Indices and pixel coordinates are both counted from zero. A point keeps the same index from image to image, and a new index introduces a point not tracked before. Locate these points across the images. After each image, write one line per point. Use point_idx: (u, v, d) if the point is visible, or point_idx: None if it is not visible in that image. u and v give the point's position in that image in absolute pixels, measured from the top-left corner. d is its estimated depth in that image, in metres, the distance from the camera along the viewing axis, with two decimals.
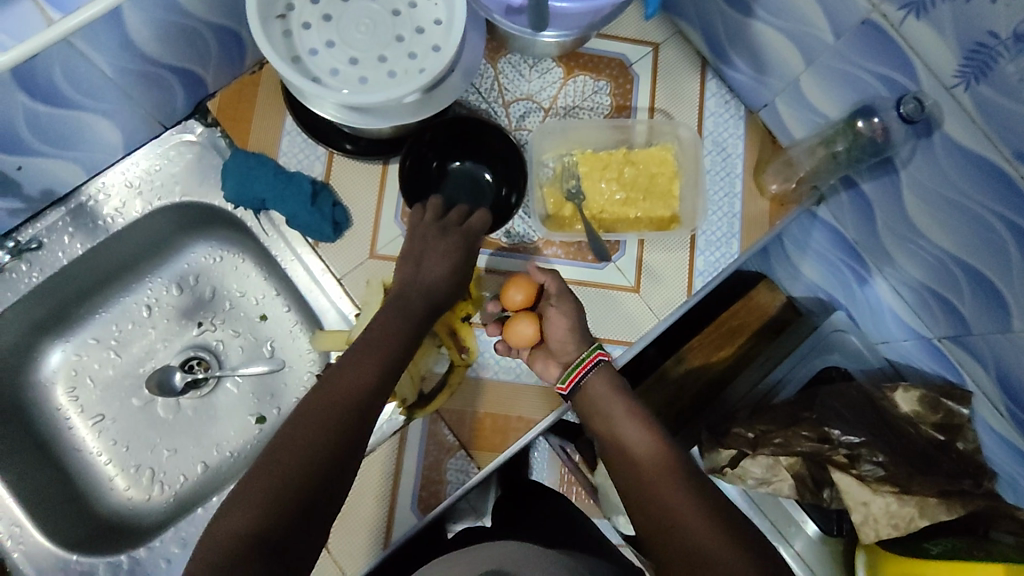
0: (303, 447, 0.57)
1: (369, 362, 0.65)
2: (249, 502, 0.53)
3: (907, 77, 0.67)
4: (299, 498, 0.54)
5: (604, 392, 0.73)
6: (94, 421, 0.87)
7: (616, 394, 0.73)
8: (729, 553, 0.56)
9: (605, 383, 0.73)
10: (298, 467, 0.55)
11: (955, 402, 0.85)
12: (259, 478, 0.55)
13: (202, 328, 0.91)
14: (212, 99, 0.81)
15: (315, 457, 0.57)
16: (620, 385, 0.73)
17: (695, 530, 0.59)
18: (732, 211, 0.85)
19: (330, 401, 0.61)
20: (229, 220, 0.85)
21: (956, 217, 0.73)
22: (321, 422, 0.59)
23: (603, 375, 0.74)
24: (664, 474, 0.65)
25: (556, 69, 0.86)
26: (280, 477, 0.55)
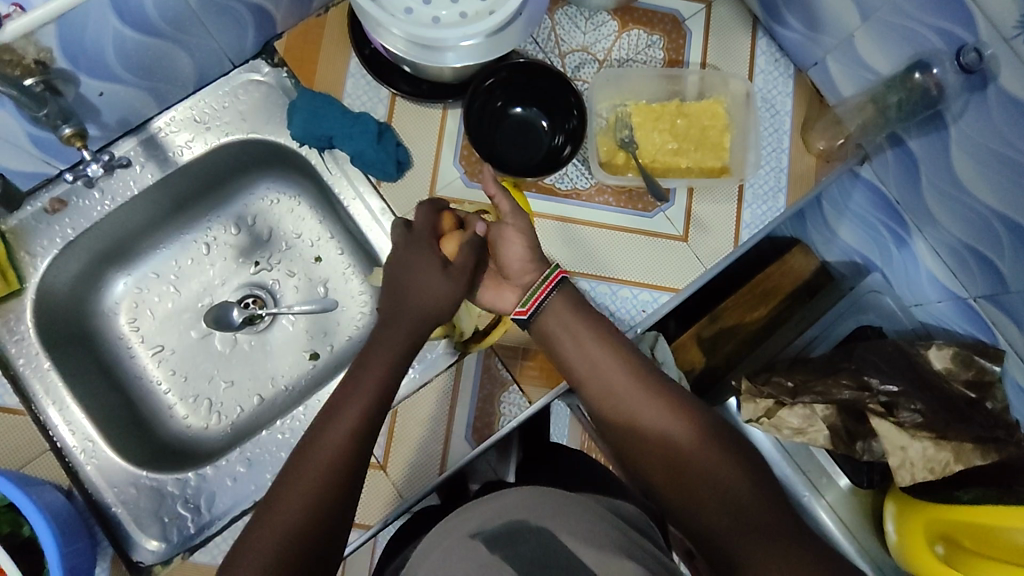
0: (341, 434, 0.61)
1: (384, 350, 0.68)
2: (299, 488, 0.57)
3: (966, 29, 0.69)
4: (347, 480, 0.59)
5: (568, 319, 0.71)
6: (154, 351, 0.90)
7: (577, 313, 0.72)
8: (732, 480, 0.61)
9: (566, 303, 0.72)
10: (342, 451, 0.60)
11: (988, 360, 0.87)
12: (302, 466, 0.58)
13: (258, 267, 0.93)
14: (280, 40, 0.83)
15: (354, 442, 0.61)
16: (580, 307, 0.72)
17: (683, 446, 0.64)
18: (780, 166, 0.87)
19: (356, 388, 0.64)
20: (290, 160, 0.88)
21: (1005, 173, 0.75)
22: (354, 411, 0.62)
23: (565, 293, 0.73)
24: (648, 404, 0.67)
25: (610, 23, 0.88)
26: (330, 462, 0.59)
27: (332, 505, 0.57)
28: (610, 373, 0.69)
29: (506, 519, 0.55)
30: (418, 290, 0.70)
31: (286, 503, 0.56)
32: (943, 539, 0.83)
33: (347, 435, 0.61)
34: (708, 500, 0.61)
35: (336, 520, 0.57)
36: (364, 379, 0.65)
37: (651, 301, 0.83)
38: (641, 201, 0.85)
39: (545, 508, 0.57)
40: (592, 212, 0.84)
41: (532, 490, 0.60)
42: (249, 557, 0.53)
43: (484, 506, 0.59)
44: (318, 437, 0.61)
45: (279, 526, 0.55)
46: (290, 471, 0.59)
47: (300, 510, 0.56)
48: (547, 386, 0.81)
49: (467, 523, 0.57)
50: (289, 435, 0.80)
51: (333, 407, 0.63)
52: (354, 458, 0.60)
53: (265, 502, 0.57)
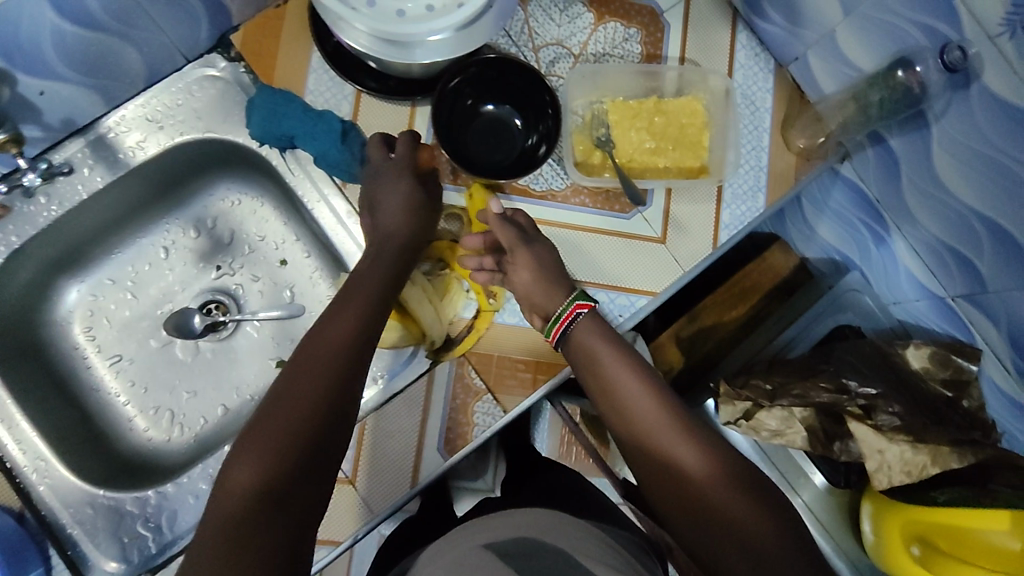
0: (300, 397, 0.61)
1: (348, 317, 0.68)
2: (259, 446, 0.57)
3: (949, 25, 0.67)
4: (310, 448, 0.59)
5: (590, 344, 0.71)
6: (111, 361, 0.86)
7: (608, 341, 0.71)
8: (738, 507, 0.60)
9: (593, 332, 0.71)
10: (305, 420, 0.60)
11: (965, 359, 0.87)
12: (261, 430, 0.59)
13: (220, 272, 0.89)
14: (237, 33, 0.79)
15: (318, 407, 0.61)
16: (603, 331, 0.72)
17: (693, 472, 0.63)
18: (759, 164, 0.85)
19: (320, 354, 0.65)
20: (251, 159, 0.84)
21: (986, 173, 0.74)
22: (317, 371, 0.63)
23: (593, 322, 0.72)
24: (662, 427, 0.66)
25: (586, 15, 0.85)
26: (293, 419, 0.59)
27: (295, 465, 0.57)
28: (634, 402, 0.67)
29: (515, 533, 0.64)
30: (380, 272, 0.72)
31: (245, 468, 0.56)
32: (919, 541, 0.83)
33: (309, 401, 0.61)
34: (726, 540, 0.58)
35: (302, 488, 0.57)
36: (325, 346, 0.65)
37: (628, 305, 0.81)
38: (618, 202, 0.82)
39: (546, 525, 0.65)
40: (567, 214, 0.81)
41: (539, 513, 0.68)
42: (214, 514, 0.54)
43: (492, 524, 0.66)
44: (281, 401, 0.61)
45: (240, 484, 0.55)
46: (249, 436, 0.59)
47: (257, 473, 0.56)
48: (523, 394, 0.78)
49: (477, 536, 0.64)
50: None
51: (294, 374, 0.63)
52: (316, 425, 0.60)
53: (227, 461, 0.58)
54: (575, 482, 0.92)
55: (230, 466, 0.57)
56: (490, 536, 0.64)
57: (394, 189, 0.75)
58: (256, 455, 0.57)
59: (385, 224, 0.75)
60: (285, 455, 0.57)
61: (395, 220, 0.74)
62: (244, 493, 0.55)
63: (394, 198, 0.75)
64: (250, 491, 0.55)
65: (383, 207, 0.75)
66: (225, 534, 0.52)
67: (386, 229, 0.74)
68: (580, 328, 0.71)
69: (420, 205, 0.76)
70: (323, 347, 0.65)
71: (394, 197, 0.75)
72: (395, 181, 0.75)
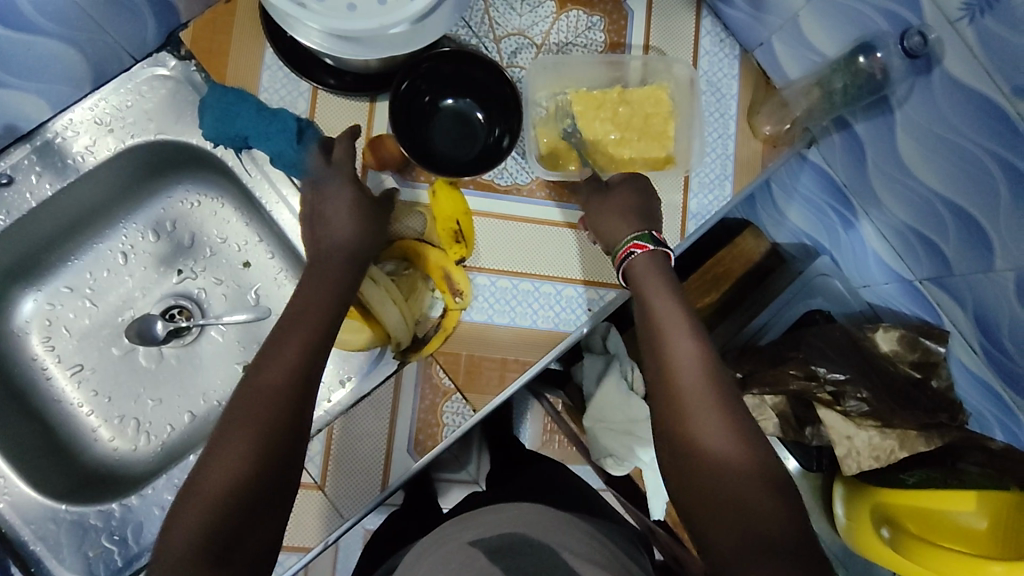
0: (246, 436, 0.56)
1: (314, 313, 0.66)
2: (239, 442, 0.55)
3: (909, 10, 0.66)
4: (269, 472, 0.55)
5: (654, 290, 0.68)
6: (72, 371, 0.84)
7: (673, 297, 0.67)
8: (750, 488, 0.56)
9: (659, 280, 0.68)
10: (253, 465, 0.55)
11: (933, 341, 0.87)
12: (206, 477, 0.54)
13: (182, 275, 0.87)
14: (185, 30, 0.76)
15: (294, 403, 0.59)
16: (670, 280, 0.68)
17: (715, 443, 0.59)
18: (726, 153, 0.84)
19: (266, 386, 0.59)
20: (207, 160, 0.81)
21: (950, 158, 0.73)
22: (290, 365, 0.61)
23: (651, 264, 0.69)
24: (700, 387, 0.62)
25: (547, 3, 0.83)
26: (268, 417, 0.57)
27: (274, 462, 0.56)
28: (679, 363, 0.63)
29: (507, 529, 0.63)
30: (328, 294, 0.68)
31: (222, 468, 0.54)
32: (888, 523, 0.83)
33: (256, 439, 0.56)
34: (730, 513, 0.55)
35: (254, 533, 0.54)
36: (271, 377, 0.60)
37: (597, 299, 0.80)
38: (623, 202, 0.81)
39: (535, 521, 0.64)
40: (531, 208, 0.80)
41: (528, 509, 0.68)
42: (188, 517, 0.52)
43: (481, 522, 0.66)
44: (254, 397, 0.58)
45: (219, 484, 0.53)
46: (194, 483, 0.54)
47: (202, 524, 0.52)
48: (493, 393, 0.77)
49: (465, 534, 0.64)
50: None
51: (263, 370, 0.61)
52: (267, 464, 0.56)
53: (199, 459, 0.55)
54: (552, 475, 0.92)
55: (174, 517, 0.53)
56: (476, 533, 0.63)
57: (339, 196, 0.72)
58: (204, 503, 0.53)
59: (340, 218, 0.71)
60: (229, 504, 0.53)
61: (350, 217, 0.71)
62: (189, 545, 0.51)
63: (341, 215, 0.71)
64: (229, 494, 0.53)
65: (332, 222, 0.71)
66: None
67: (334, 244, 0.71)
68: (636, 270, 0.69)
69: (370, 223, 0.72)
70: (268, 378, 0.60)
71: (339, 202, 0.72)
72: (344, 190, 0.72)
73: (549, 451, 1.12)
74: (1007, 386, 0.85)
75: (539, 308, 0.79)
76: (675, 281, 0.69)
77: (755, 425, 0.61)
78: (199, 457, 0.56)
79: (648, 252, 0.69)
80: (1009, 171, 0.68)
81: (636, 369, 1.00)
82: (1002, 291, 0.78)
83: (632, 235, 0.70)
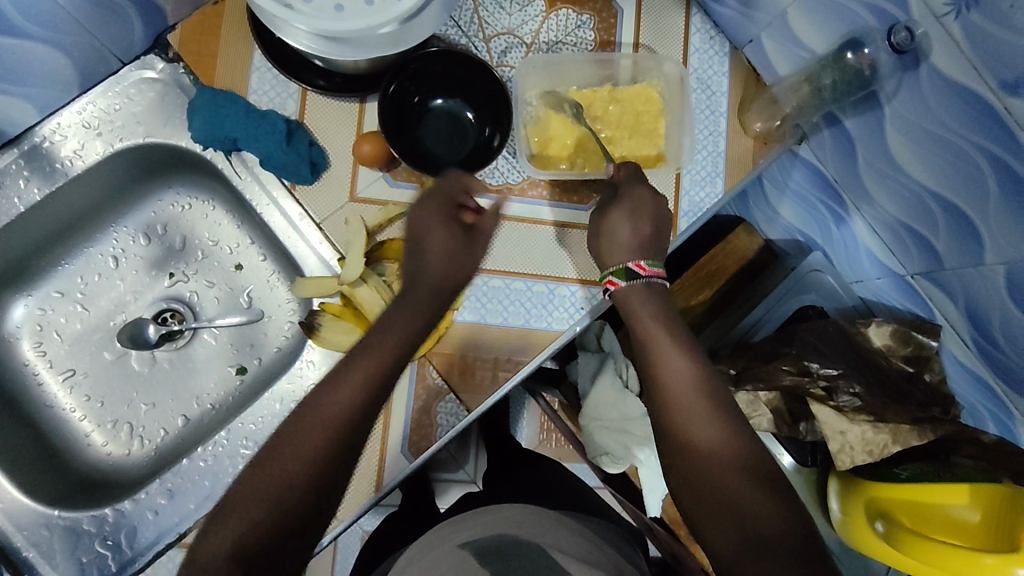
0: (285, 473, 0.53)
1: (403, 313, 0.62)
2: (298, 447, 0.54)
3: (896, 5, 0.66)
4: (323, 481, 0.54)
5: (639, 308, 0.69)
6: (64, 376, 0.84)
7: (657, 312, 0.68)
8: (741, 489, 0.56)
9: (643, 299, 0.69)
10: (298, 486, 0.53)
11: (925, 335, 0.87)
12: (238, 510, 0.51)
13: (173, 279, 0.87)
14: (173, 32, 0.76)
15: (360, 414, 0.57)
16: (654, 296, 0.69)
17: (705, 448, 0.59)
18: (717, 150, 0.84)
19: (315, 421, 0.55)
20: (197, 163, 0.81)
21: (939, 152, 0.73)
22: (366, 364, 0.58)
23: (636, 289, 0.70)
24: (689, 399, 0.62)
25: (537, 2, 0.83)
26: (331, 423, 0.55)
27: (329, 473, 0.54)
28: (671, 370, 0.64)
29: (499, 530, 0.63)
30: (395, 329, 0.61)
31: (276, 473, 0.53)
32: (883, 517, 0.83)
33: (296, 476, 0.53)
34: (726, 518, 0.56)
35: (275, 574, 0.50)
36: (322, 413, 0.56)
37: (589, 298, 0.79)
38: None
39: (527, 521, 0.65)
40: (523, 208, 0.80)
41: (522, 510, 0.68)
42: (229, 521, 0.51)
43: (475, 524, 0.66)
44: (324, 399, 0.57)
45: (267, 488, 0.52)
46: (228, 507, 0.52)
47: (224, 558, 0.49)
48: (487, 394, 0.77)
49: (459, 535, 0.64)
50: (211, 462, 0.75)
51: (335, 373, 0.59)
52: (298, 506, 0.52)
53: (253, 457, 0.54)
54: (548, 475, 0.92)
55: (202, 541, 0.51)
56: (470, 534, 0.63)
57: (439, 213, 0.67)
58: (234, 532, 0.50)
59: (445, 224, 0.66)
60: (278, 510, 0.52)
61: (457, 223, 0.67)
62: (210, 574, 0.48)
63: (439, 254, 0.65)
64: (276, 501, 0.52)
65: (422, 255, 0.65)
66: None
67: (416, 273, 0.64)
68: (621, 298, 0.71)
69: (465, 262, 0.66)
70: (321, 413, 0.56)
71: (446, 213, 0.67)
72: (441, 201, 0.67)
73: (546, 450, 1.14)
74: (999, 378, 0.85)
75: (532, 307, 0.79)
76: (661, 294, 0.70)
77: (745, 427, 0.61)
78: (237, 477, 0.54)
79: (622, 287, 0.70)
80: (997, 165, 0.68)
81: (631, 365, 0.99)
82: (992, 285, 0.78)
83: (611, 268, 0.72)
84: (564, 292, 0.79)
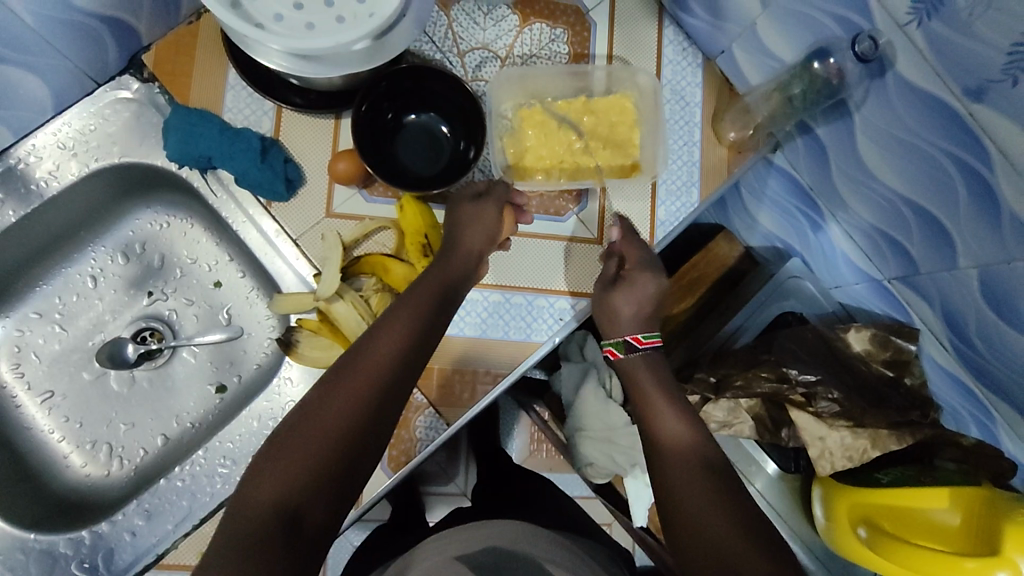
0: (337, 414, 0.58)
1: (423, 295, 0.68)
2: (334, 406, 0.58)
3: (861, 15, 0.67)
4: (359, 438, 0.58)
5: (637, 376, 0.76)
6: (42, 398, 0.83)
7: (655, 379, 0.75)
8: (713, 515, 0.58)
9: (642, 371, 0.76)
10: (336, 444, 0.57)
11: (904, 340, 0.88)
12: (295, 443, 0.56)
13: (152, 297, 0.86)
14: (147, 53, 0.76)
15: (388, 380, 0.61)
16: (655, 366, 0.76)
17: (682, 480, 0.62)
18: (691, 160, 0.84)
19: (361, 371, 0.61)
20: (174, 182, 0.81)
21: (908, 157, 0.74)
22: (393, 338, 0.64)
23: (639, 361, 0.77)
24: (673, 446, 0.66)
25: (510, 17, 0.84)
26: (364, 385, 0.60)
27: (362, 433, 0.58)
28: (664, 432, 0.68)
29: (486, 544, 0.62)
30: (429, 296, 0.68)
31: (313, 432, 0.57)
32: (865, 522, 0.83)
33: (344, 419, 0.58)
34: (698, 548, 0.57)
35: (324, 508, 0.55)
36: (368, 364, 0.61)
37: (567, 309, 0.80)
38: (596, 215, 0.82)
39: (518, 538, 0.64)
40: None
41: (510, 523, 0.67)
42: (269, 474, 0.54)
43: (463, 539, 0.64)
44: (353, 366, 0.61)
45: (307, 444, 0.56)
46: (283, 439, 0.57)
47: (282, 485, 0.53)
48: (465, 407, 0.78)
49: (448, 549, 0.62)
50: (189, 481, 0.75)
51: (362, 345, 0.63)
52: (348, 446, 0.57)
53: (291, 417, 0.58)
54: (532, 490, 0.91)
55: (259, 470, 0.55)
56: (461, 548, 0.62)
57: (472, 211, 0.74)
58: (291, 463, 0.55)
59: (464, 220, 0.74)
60: (321, 464, 0.55)
61: (478, 216, 0.74)
62: (270, 498, 0.53)
63: (477, 225, 0.73)
64: (315, 456, 0.55)
65: (461, 226, 0.74)
66: (242, 545, 0.50)
67: (454, 245, 0.72)
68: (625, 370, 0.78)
69: (499, 235, 0.74)
70: (366, 364, 0.61)
71: (473, 206, 0.75)
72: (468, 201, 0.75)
73: (536, 462, 1.13)
74: (978, 381, 0.86)
75: (511, 320, 0.79)
76: (658, 364, 0.77)
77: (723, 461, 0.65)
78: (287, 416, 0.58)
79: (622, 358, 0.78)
80: (965, 170, 0.69)
81: (614, 375, 0.98)
82: (966, 288, 0.79)
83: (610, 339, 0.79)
84: (542, 304, 0.80)
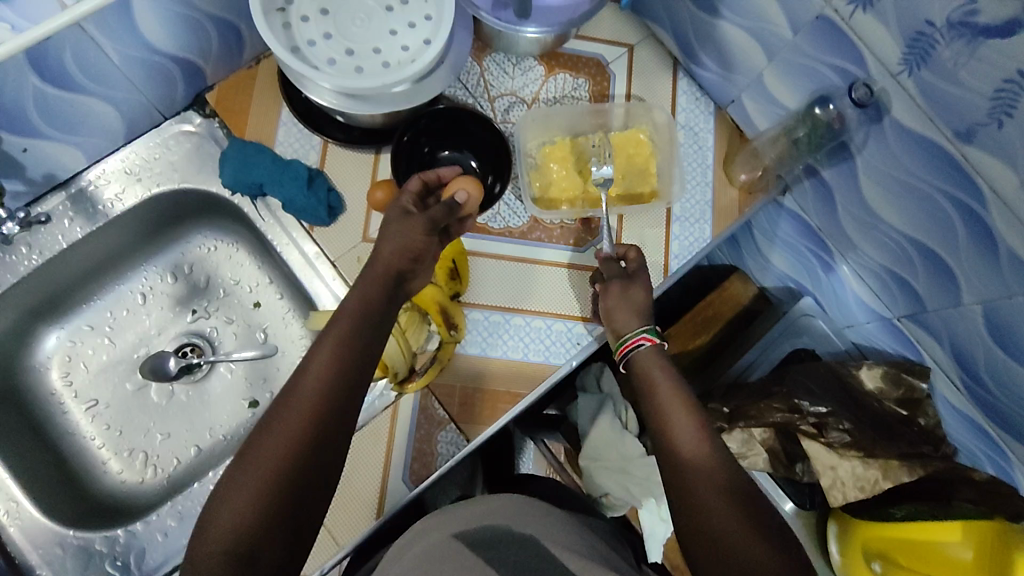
0: (278, 450, 0.56)
1: (353, 312, 0.64)
2: (271, 445, 0.56)
3: (857, 66, 0.73)
4: (304, 473, 0.56)
5: (649, 369, 0.72)
6: (87, 406, 0.88)
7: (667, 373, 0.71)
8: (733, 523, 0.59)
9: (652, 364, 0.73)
10: (275, 484, 0.55)
11: (915, 377, 0.90)
12: (236, 489, 0.54)
13: (196, 315, 0.92)
14: (210, 91, 0.85)
15: (327, 406, 0.59)
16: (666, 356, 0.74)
17: (697, 485, 0.62)
18: (704, 199, 0.90)
19: (293, 411, 0.58)
20: (225, 209, 0.89)
21: (910, 199, 0.79)
22: (328, 362, 0.60)
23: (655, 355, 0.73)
24: (688, 452, 0.65)
25: (537, 67, 0.92)
26: (300, 419, 0.57)
27: (308, 465, 0.56)
28: (676, 437, 0.66)
29: (488, 522, 0.63)
30: (355, 316, 0.64)
31: (250, 475, 0.55)
32: (880, 557, 0.87)
33: (281, 458, 0.55)
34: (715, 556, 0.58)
35: (276, 547, 0.54)
36: (298, 403, 0.58)
37: (585, 334, 0.84)
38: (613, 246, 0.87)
39: (518, 513, 0.64)
40: (525, 248, 0.86)
41: (515, 501, 0.67)
42: (215, 523, 0.53)
43: (456, 515, 0.65)
44: (290, 398, 0.59)
45: (248, 489, 0.54)
46: (224, 491, 0.55)
47: (229, 533, 0.53)
48: (485, 424, 0.81)
49: (448, 526, 0.63)
50: None
51: (298, 374, 0.60)
52: (292, 482, 0.55)
53: (232, 461, 0.57)
54: None
55: (206, 524, 0.54)
56: (461, 526, 0.63)
57: (401, 231, 0.67)
58: (232, 514, 0.53)
59: (396, 239, 0.67)
60: (263, 507, 0.54)
61: (408, 235, 0.67)
62: (218, 552, 0.52)
63: (396, 242, 0.67)
64: (256, 500, 0.54)
65: (383, 244, 0.67)
66: None
67: (376, 259, 0.67)
68: (640, 360, 0.73)
69: (420, 249, 0.67)
70: (299, 400, 0.58)
71: (407, 220, 0.68)
72: (410, 220, 0.68)
73: None
74: (991, 420, 0.87)
75: (530, 342, 0.83)
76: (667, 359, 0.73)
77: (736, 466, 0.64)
78: (227, 466, 0.57)
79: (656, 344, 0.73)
80: (962, 209, 0.73)
81: (629, 407, 1.02)
82: (972, 324, 0.82)
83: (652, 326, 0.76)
84: (564, 329, 0.84)
